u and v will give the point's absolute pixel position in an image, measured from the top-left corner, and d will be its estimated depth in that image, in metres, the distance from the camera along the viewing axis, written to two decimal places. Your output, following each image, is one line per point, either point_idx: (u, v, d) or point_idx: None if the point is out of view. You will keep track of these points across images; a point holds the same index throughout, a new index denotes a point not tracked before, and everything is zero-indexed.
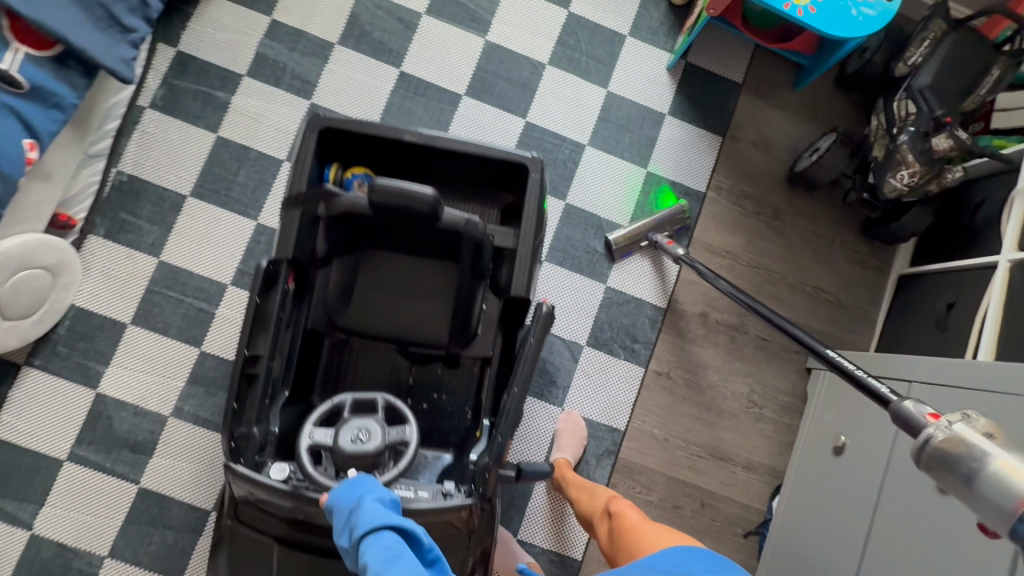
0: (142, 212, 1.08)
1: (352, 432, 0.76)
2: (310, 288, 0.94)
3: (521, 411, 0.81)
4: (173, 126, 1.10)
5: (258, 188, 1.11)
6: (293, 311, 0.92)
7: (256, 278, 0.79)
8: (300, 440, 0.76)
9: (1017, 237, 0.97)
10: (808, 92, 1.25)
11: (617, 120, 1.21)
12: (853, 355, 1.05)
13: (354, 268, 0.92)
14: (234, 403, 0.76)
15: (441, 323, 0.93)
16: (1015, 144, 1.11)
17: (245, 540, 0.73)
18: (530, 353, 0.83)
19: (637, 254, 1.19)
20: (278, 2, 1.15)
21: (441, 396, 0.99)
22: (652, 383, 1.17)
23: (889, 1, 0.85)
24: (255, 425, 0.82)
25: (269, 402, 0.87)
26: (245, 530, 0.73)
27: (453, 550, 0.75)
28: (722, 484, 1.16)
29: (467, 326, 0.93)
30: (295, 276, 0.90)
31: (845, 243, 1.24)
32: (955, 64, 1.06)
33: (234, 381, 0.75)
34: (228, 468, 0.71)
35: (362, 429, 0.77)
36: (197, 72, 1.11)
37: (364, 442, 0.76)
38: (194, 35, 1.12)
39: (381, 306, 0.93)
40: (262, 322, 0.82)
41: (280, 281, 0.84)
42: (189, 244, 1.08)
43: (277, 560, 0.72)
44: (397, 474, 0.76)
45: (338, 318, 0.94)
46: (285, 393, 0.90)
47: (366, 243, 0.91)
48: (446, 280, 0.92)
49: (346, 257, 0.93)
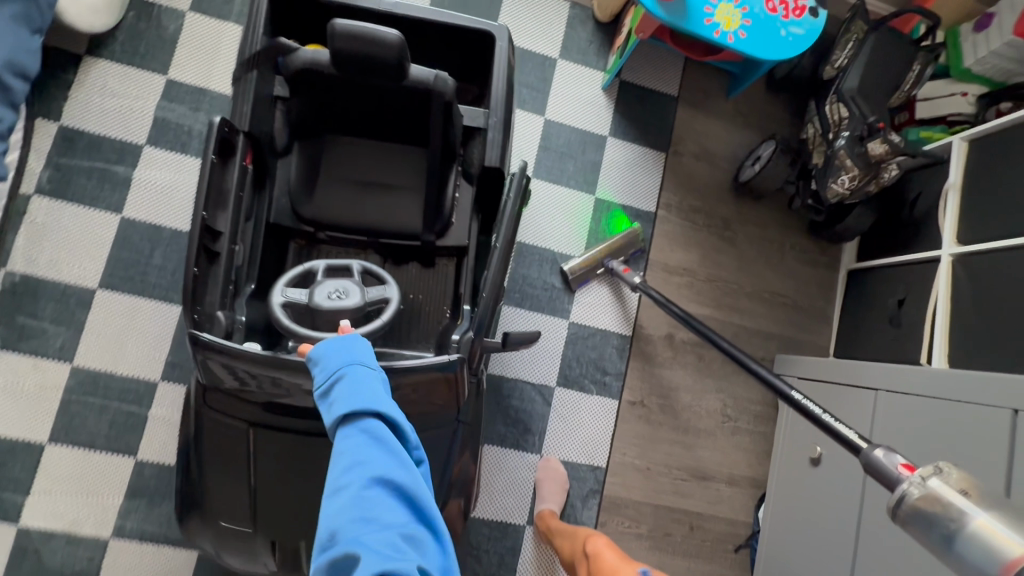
0: (44, 314, 0.95)
1: (328, 290, 0.73)
2: (270, 177, 0.89)
3: (499, 280, 0.78)
4: (67, 211, 0.97)
5: (178, 269, 1.00)
6: (252, 198, 0.86)
7: (210, 139, 0.73)
8: (272, 299, 0.73)
9: (955, 230, 1.01)
10: (743, 99, 1.25)
11: (558, 148, 1.17)
12: (818, 363, 1.05)
13: (317, 157, 0.91)
14: (194, 270, 0.71)
15: (412, 212, 0.91)
16: (941, 134, 1.15)
17: (219, 428, 0.74)
18: (507, 224, 0.81)
19: (595, 282, 1.16)
20: (172, 58, 1.03)
21: (416, 296, 0.94)
22: (627, 413, 1.14)
23: (816, 17, 0.83)
24: (222, 310, 0.78)
25: (232, 291, 0.82)
26: (219, 418, 0.74)
27: (441, 410, 0.75)
28: (708, 503, 1.16)
29: (441, 209, 0.90)
30: (253, 160, 0.85)
31: (795, 245, 1.25)
32: (880, 63, 1.07)
33: (193, 248, 0.71)
34: (195, 339, 0.68)
35: (338, 288, 0.73)
36: (87, 146, 0.99)
37: (341, 299, 0.72)
38: (78, 104, 0.99)
39: (349, 199, 0.91)
40: (221, 198, 0.77)
41: (238, 152, 0.79)
42: (106, 342, 0.96)
43: (255, 442, 0.73)
44: (381, 327, 0.72)
45: (303, 208, 0.90)
46: (250, 285, 0.85)
47: (327, 99, 0.87)
48: (414, 166, 0.92)
49: (307, 141, 0.91)
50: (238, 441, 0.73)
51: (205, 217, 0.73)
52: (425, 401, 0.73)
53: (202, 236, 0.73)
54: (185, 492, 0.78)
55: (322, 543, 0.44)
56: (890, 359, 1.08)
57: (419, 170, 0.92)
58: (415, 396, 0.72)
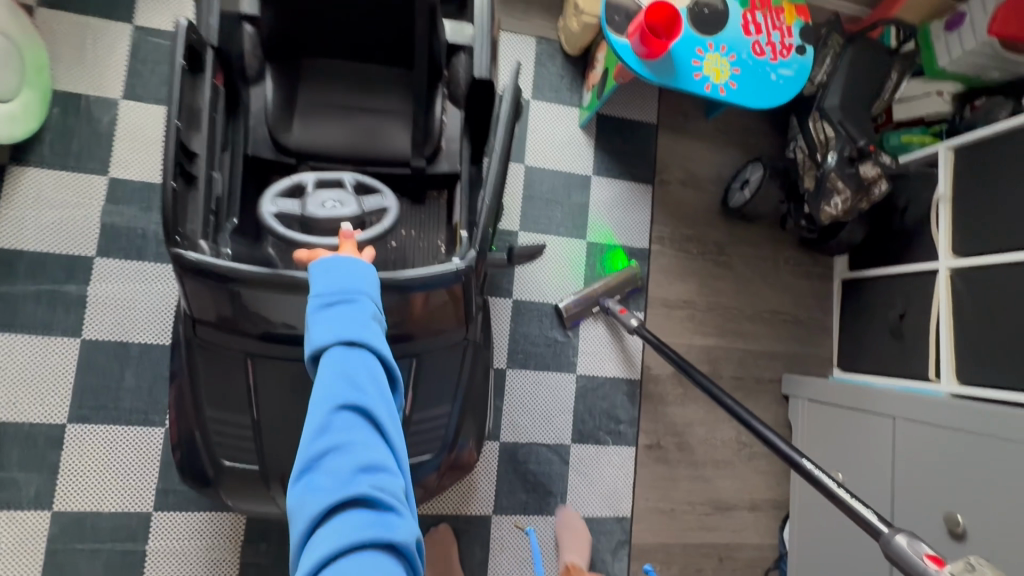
0: (10, 461, 0.86)
1: (323, 198, 0.63)
2: (243, 106, 0.79)
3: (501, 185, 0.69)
4: (18, 343, 0.87)
5: (155, 386, 0.92)
6: (226, 128, 0.77)
7: (179, 46, 0.66)
8: (262, 210, 0.62)
9: (950, 242, 1.01)
10: (722, 118, 1.21)
11: (543, 195, 1.11)
12: (829, 388, 1.05)
13: (294, 79, 0.79)
14: (171, 185, 0.64)
15: (401, 131, 0.81)
16: (920, 136, 1.17)
17: (214, 350, 0.68)
18: (502, 125, 0.71)
19: (590, 319, 1.11)
20: (111, 154, 0.92)
21: (408, 232, 0.82)
22: (646, 457, 1.12)
23: (803, 55, 0.80)
24: (204, 239, 0.70)
25: (214, 223, 0.73)
26: (213, 343, 0.68)
27: (447, 320, 0.71)
28: (734, 533, 1.16)
29: (431, 133, 0.80)
30: (222, 82, 0.76)
31: (789, 261, 1.24)
32: (861, 77, 1.04)
33: (168, 164, 0.63)
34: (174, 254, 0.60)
35: (334, 198, 0.63)
36: (30, 267, 0.88)
37: (338, 207, 0.62)
38: (9, 221, 0.88)
39: (334, 123, 0.80)
40: (194, 121, 0.69)
41: (207, 65, 0.70)
42: (87, 479, 0.88)
43: (256, 374, 0.68)
44: (380, 239, 0.62)
45: (285, 138, 0.78)
46: (234, 219, 0.76)
47: (301, 20, 0.75)
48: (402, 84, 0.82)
49: (284, 63, 0.79)
50: (235, 371, 0.68)
51: (180, 130, 0.65)
52: (427, 321, 0.69)
53: (177, 155, 0.66)
54: (186, 447, 0.72)
55: (311, 461, 0.43)
56: (896, 372, 1.08)
57: (404, 88, 0.81)
58: (420, 312, 0.67)
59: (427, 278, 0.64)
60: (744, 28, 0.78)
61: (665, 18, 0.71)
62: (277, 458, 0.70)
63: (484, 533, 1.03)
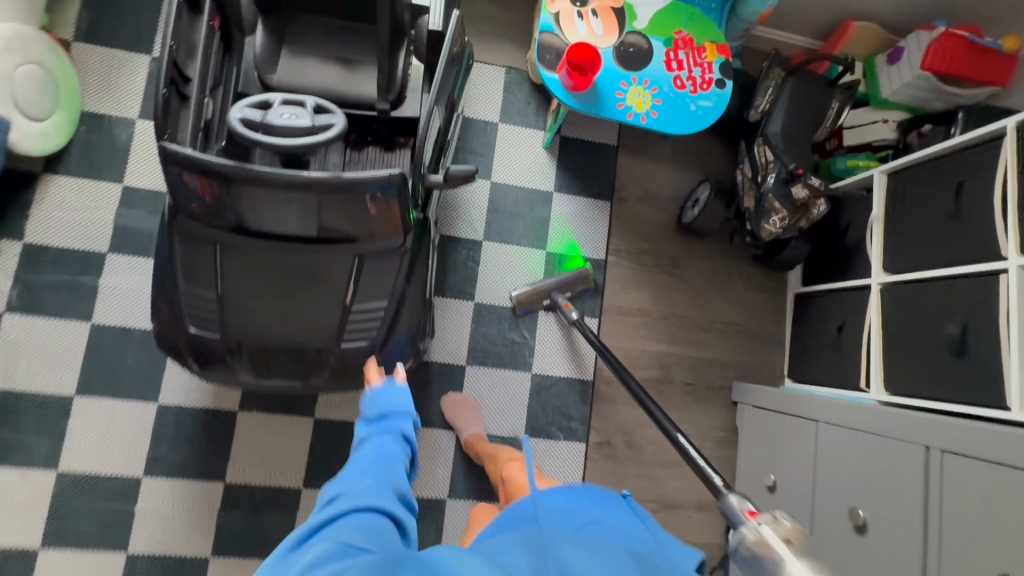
0: (24, 427, 1.00)
1: (282, 112, 0.73)
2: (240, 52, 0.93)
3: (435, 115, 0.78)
4: (37, 326, 1.02)
5: (151, 366, 1.05)
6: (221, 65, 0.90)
7: None
8: (230, 115, 0.73)
9: (882, 260, 1.05)
10: (681, 141, 1.30)
11: (507, 208, 1.22)
12: (766, 394, 1.11)
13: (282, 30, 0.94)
14: (164, 91, 0.75)
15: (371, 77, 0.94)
16: (867, 161, 1.20)
17: (190, 237, 0.79)
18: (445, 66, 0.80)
19: (546, 317, 1.21)
20: (126, 166, 1.07)
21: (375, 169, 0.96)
22: (596, 453, 1.20)
23: (722, 88, 0.89)
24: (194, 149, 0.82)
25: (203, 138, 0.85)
26: (188, 229, 0.78)
27: (388, 232, 0.79)
28: (680, 531, 1.22)
29: (394, 79, 0.93)
30: (221, 24, 0.88)
31: (743, 275, 1.31)
32: (801, 106, 1.13)
33: (163, 71, 0.75)
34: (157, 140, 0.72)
35: (291, 112, 0.74)
36: (52, 260, 1.03)
37: (293, 118, 0.73)
38: (38, 221, 1.03)
39: (315, 68, 0.94)
40: (191, 49, 0.81)
41: (205, 8, 0.82)
42: (88, 445, 1.01)
43: (221, 259, 0.79)
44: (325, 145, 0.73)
45: (271, 78, 0.93)
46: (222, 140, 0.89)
47: None
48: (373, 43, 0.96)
49: (275, 16, 0.95)
50: (205, 254, 0.79)
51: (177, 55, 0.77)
52: (372, 224, 0.77)
53: (173, 73, 0.78)
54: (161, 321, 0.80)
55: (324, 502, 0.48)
56: (835, 382, 1.14)
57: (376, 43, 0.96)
58: (369, 218, 0.75)
59: (366, 185, 0.70)
60: (667, 64, 0.88)
61: (588, 57, 0.84)
62: (233, 332, 0.80)
63: (439, 515, 1.12)
